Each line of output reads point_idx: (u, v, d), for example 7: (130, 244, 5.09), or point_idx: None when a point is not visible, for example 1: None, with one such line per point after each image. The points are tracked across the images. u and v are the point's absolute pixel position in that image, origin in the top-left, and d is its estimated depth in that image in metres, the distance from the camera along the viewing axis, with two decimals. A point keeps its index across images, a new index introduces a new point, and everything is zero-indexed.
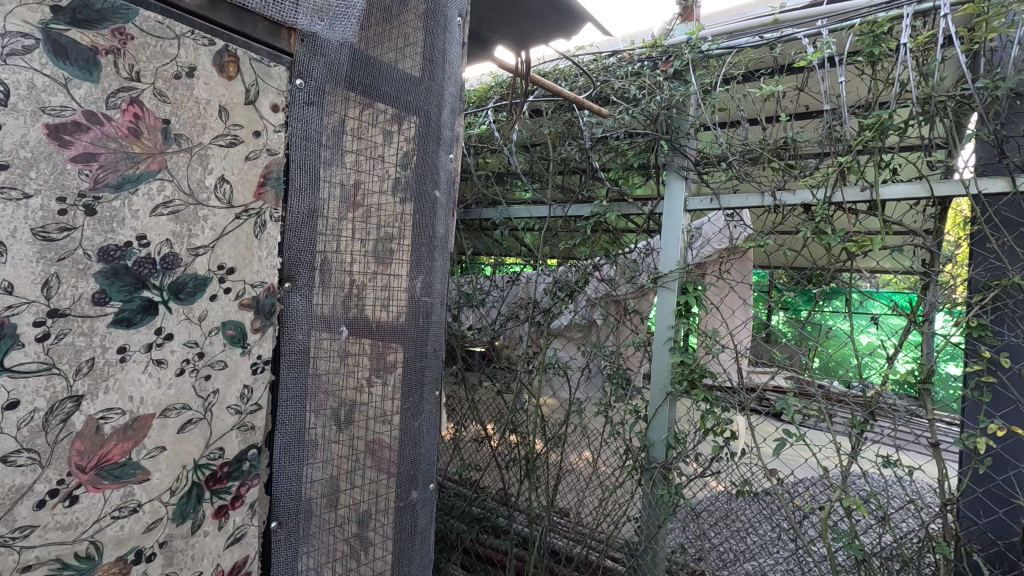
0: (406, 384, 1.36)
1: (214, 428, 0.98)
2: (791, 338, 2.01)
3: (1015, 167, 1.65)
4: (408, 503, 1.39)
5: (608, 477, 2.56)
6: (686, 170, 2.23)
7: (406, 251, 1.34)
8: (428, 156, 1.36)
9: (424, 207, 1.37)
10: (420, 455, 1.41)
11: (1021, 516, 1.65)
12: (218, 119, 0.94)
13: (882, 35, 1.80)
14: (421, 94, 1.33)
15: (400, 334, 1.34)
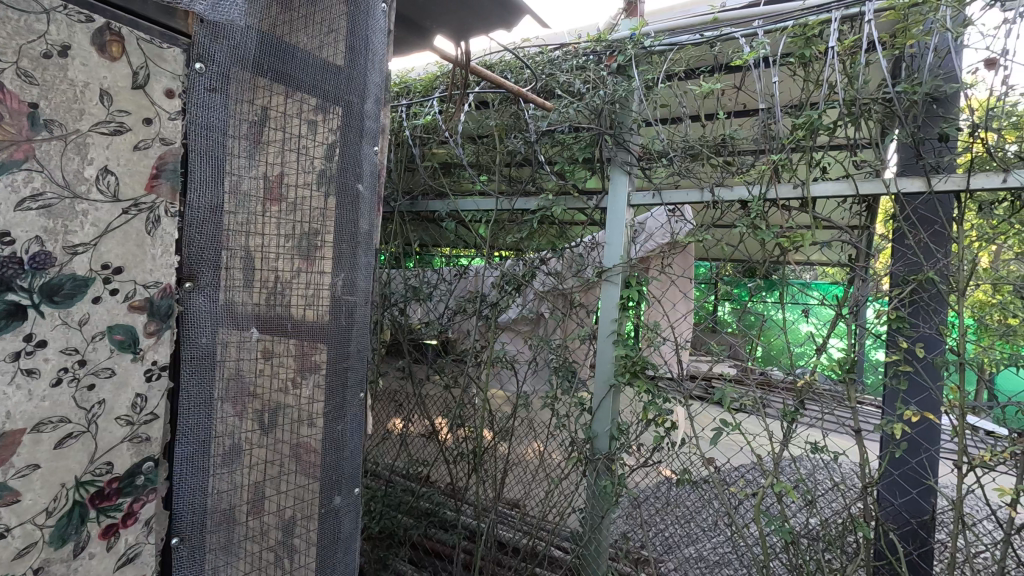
0: (330, 386, 1.31)
1: (100, 442, 0.92)
2: (733, 328, 2.11)
3: (931, 168, 1.74)
4: (330, 509, 1.34)
5: (554, 468, 2.58)
6: (629, 165, 2.25)
7: (327, 246, 1.29)
8: (350, 148, 1.30)
9: (345, 201, 1.30)
10: (344, 459, 1.35)
11: (932, 496, 1.76)
12: (100, 105, 0.88)
13: (813, 38, 1.87)
14: (342, 83, 1.27)
15: (323, 334, 1.29)
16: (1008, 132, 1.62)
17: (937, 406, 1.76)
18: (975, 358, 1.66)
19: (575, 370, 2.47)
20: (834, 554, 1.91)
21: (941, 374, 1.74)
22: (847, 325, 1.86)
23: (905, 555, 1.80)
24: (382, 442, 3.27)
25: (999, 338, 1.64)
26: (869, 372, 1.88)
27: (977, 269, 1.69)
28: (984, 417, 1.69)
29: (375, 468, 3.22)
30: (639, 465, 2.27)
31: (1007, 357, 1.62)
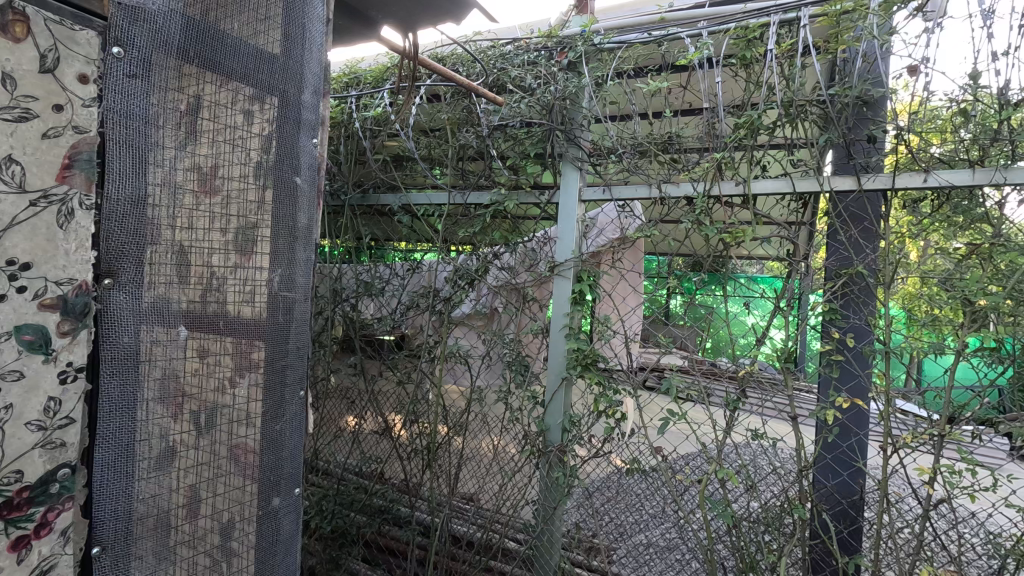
0: (267, 384, 1.27)
1: (8, 449, 0.86)
2: (687, 319, 2.11)
3: (860, 167, 1.84)
4: (270, 511, 1.30)
5: (508, 462, 2.59)
6: (580, 161, 2.29)
7: (264, 241, 1.25)
8: (287, 139, 1.27)
9: (283, 194, 1.27)
10: (283, 459, 1.32)
11: (861, 477, 1.87)
12: (2, 89, 0.82)
13: (753, 40, 1.94)
14: (278, 72, 1.24)
15: (260, 331, 1.25)
16: (933, 136, 1.73)
17: (866, 393, 1.85)
18: (903, 345, 1.77)
19: (529, 364, 2.49)
20: (773, 536, 1.99)
21: (869, 362, 1.83)
22: (784, 317, 1.93)
23: (836, 533, 1.90)
24: (334, 440, 3.20)
25: (924, 329, 1.74)
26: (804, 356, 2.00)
27: (904, 264, 1.79)
28: (910, 400, 1.80)
29: (328, 466, 3.16)
30: (590, 456, 2.31)
31: (930, 345, 1.72)
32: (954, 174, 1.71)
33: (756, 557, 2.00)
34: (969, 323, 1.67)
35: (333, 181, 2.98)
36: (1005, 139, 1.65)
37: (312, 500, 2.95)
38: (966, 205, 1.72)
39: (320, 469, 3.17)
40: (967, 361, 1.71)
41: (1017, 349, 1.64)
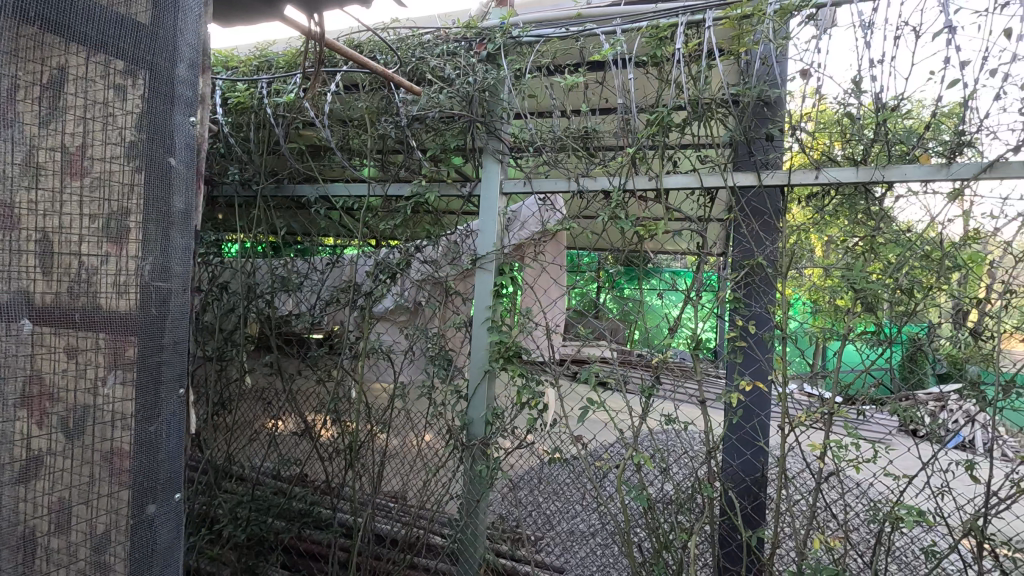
0: (138, 383, 1.18)
1: None
2: (617, 314, 2.14)
3: (760, 164, 1.96)
4: (144, 519, 1.21)
5: (431, 457, 2.55)
6: (501, 153, 2.30)
7: (133, 228, 1.16)
8: (157, 115, 1.19)
9: (155, 176, 1.19)
10: (159, 463, 1.23)
11: (762, 455, 2.00)
12: None
13: (664, 40, 2.05)
14: (144, 42, 1.16)
15: (130, 326, 1.16)
16: (836, 140, 1.86)
17: (766, 376, 1.98)
18: (806, 332, 1.88)
19: (451, 359, 2.48)
20: (685, 515, 2.08)
21: (769, 348, 1.96)
22: (706, 308, 2.01)
23: (741, 509, 2.01)
24: (250, 443, 3.05)
25: (831, 320, 1.85)
26: (706, 341, 2.07)
27: (811, 257, 1.89)
28: (818, 386, 1.88)
29: (242, 471, 2.99)
30: (513, 447, 2.32)
31: (832, 332, 1.84)
32: (840, 172, 1.85)
33: (669, 536, 2.08)
34: (858, 309, 1.80)
35: (244, 171, 2.83)
36: (881, 141, 1.81)
37: (225, 507, 2.80)
38: (863, 202, 1.86)
39: (233, 474, 2.99)
40: (853, 345, 1.83)
41: (896, 331, 1.79)
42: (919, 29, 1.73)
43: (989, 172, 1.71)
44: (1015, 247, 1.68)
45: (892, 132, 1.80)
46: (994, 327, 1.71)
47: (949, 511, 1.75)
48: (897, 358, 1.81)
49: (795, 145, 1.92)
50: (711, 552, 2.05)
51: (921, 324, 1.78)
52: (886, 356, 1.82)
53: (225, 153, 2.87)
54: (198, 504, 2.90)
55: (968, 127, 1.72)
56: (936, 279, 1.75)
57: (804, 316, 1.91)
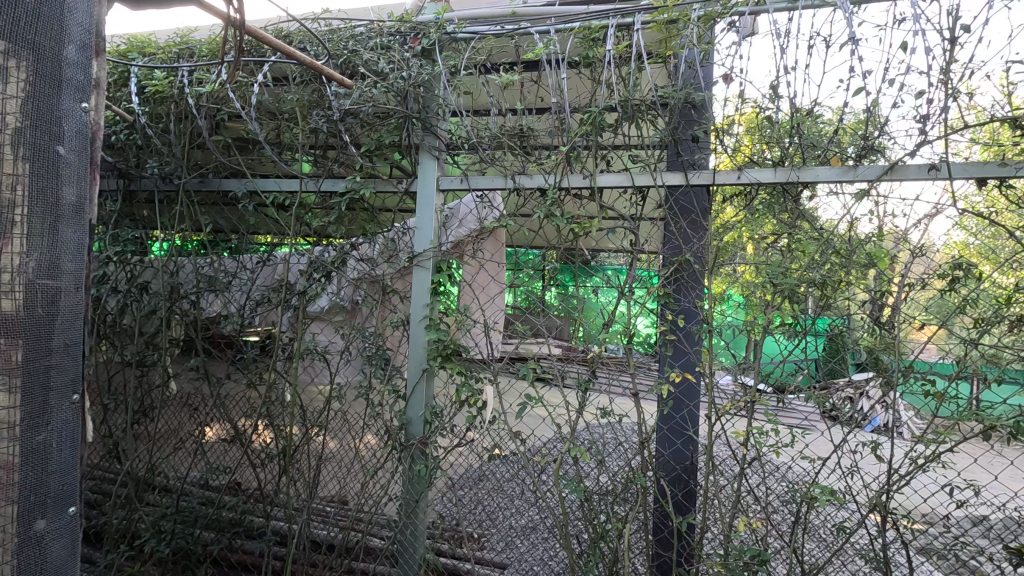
0: (24, 387, 1.15)
1: None
2: (558, 311, 2.19)
3: (688, 164, 2.03)
4: (32, 537, 1.18)
5: (369, 459, 2.50)
6: (437, 151, 2.29)
7: (17, 222, 1.13)
8: (42, 101, 1.16)
9: (41, 168, 1.16)
10: (49, 476, 1.20)
11: (691, 443, 2.08)
12: None
13: (596, 41, 2.10)
14: (28, 22, 1.14)
15: (14, 329, 1.13)
16: (764, 144, 1.95)
17: (694, 366, 2.07)
18: (740, 325, 1.96)
19: (389, 358, 2.43)
20: (620, 505, 2.13)
21: (696, 341, 2.06)
22: (642, 302, 2.07)
23: (672, 497, 2.08)
24: (175, 453, 2.88)
25: (762, 312, 1.93)
26: (637, 334, 2.07)
27: (742, 253, 1.98)
28: (752, 377, 1.97)
29: (166, 482, 2.83)
30: (452, 446, 2.31)
31: (761, 325, 1.93)
32: (760, 173, 1.95)
33: (605, 526, 2.13)
34: (774, 302, 1.90)
35: (165, 164, 2.68)
36: (799, 144, 1.91)
37: (149, 521, 2.65)
38: (791, 203, 1.95)
39: (156, 486, 2.82)
40: (770, 337, 1.95)
41: (810, 323, 1.90)
42: (829, 39, 1.84)
43: (890, 175, 1.84)
44: (921, 246, 1.82)
45: (806, 135, 1.91)
46: (904, 318, 1.85)
47: (857, 489, 1.89)
48: (820, 350, 1.91)
49: (727, 147, 1.98)
50: (645, 539, 2.11)
51: (838, 316, 1.90)
52: (806, 347, 1.92)
53: (142, 145, 2.70)
54: (117, 519, 2.72)
55: (871, 132, 1.85)
56: (846, 274, 1.87)
57: (737, 312, 1.98)
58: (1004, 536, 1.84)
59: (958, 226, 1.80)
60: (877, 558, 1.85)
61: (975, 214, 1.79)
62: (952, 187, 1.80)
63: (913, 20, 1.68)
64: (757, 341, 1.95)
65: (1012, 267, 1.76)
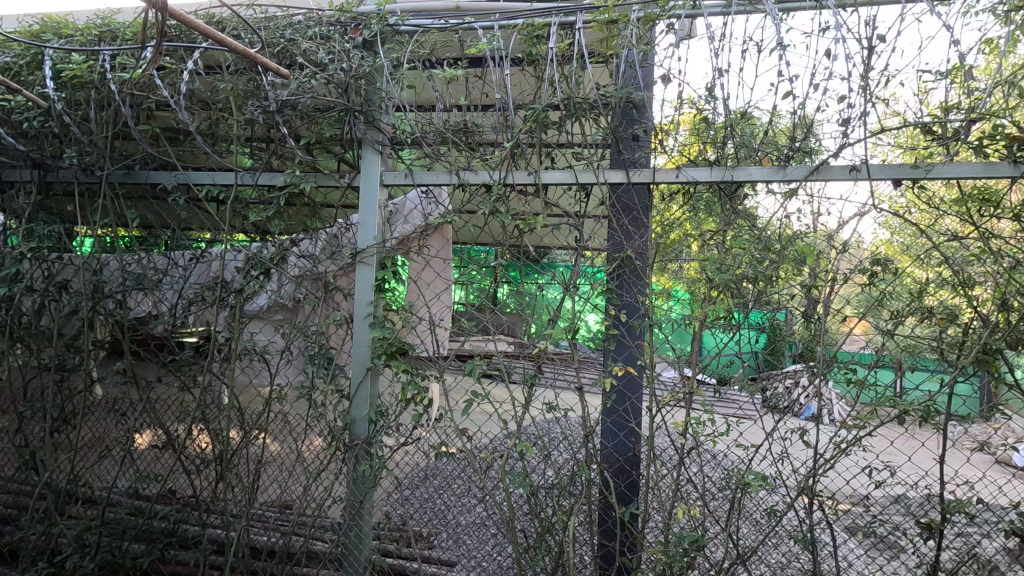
0: None
1: None
2: (512, 307, 2.17)
3: (629, 163, 2.08)
4: None
5: (312, 461, 2.43)
6: (380, 144, 2.24)
7: None
8: None
9: None
10: None
11: (634, 435, 2.13)
12: None
13: (538, 38, 2.11)
14: None
15: None
16: (708, 145, 2.01)
17: (635, 360, 2.11)
18: (682, 320, 2.02)
19: (333, 357, 2.37)
20: (565, 498, 2.16)
21: (638, 334, 2.10)
22: (588, 298, 2.10)
23: (616, 488, 2.13)
24: (100, 462, 2.71)
25: (706, 307, 1.99)
26: (580, 329, 2.10)
27: (686, 251, 2.02)
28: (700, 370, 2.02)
29: (91, 493, 2.65)
30: (398, 445, 2.27)
31: (710, 319, 1.99)
32: (697, 171, 2.02)
33: (551, 519, 2.16)
34: (711, 296, 1.98)
35: (86, 155, 2.51)
36: (734, 144, 1.99)
37: (71, 535, 2.49)
38: (733, 203, 2.03)
39: (79, 498, 2.63)
40: (709, 331, 2.01)
41: (742, 317, 1.98)
42: (761, 44, 1.91)
43: (817, 175, 1.94)
44: (852, 244, 1.92)
45: (739, 136, 1.98)
46: (834, 313, 1.94)
47: (787, 474, 1.99)
48: (761, 342, 1.99)
49: (674, 147, 2.05)
50: (589, 531, 2.15)
51: (778, 311, 1.99)
52: (745, 340, 1.99)
53: (60, 134, 2.52)
54: (34, 536, 2.53)
55: (799, 134, 1.94)
56: (776, 270, 1.96)
57: (683, 306, 2.04)
58: (917, 512, 1.98)
59: (884, 225, 1.92)
60: (805, 538, 1.95)
61: (898, 215, 1.92)
62: (874, 187, 1.92)
63: (836, 28, 1.78)
64: (697, 334, 2.00)
65: (929, 263, 1.89)
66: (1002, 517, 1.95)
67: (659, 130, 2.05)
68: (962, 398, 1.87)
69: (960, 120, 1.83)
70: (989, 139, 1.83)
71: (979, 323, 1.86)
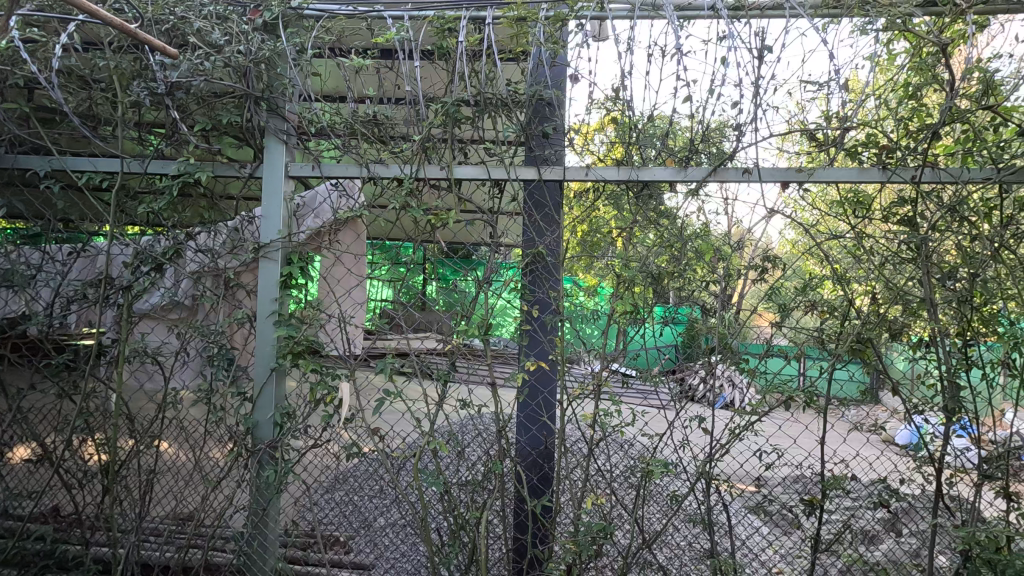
0: None
1: None
2: (439, 304, 2.12)
3: (541, 161, 2.10)
4: None
5: (212, 468, 2.29)
6: (285, 134, 2.14)
7: None
8: None
9: None
10: None
11: (545, 429, 2.16)
12: None
13: (448, 32, 2.10)
14: None
15: None
16: (632, 147, 2.07)
17: (547, 355, 2.13)
18: (607, 314, 2.07)
19: (234, 358, 2.24)
20: (478, 494, 2.16)
21: (549, 330, 2.11)
22: (505, 295, 2.10)
23: (528, 481, 2.16)
24: None
25: (618, 301, 2.06)
26: (496, 325, 2.10)
27: (614, 250, 2.07)
28: (623, 363, 2.07)
29: None
30: (306, 448, 2.18)
31: (632, 317, 2.06)
32: (605, 171, 2.07)
33: (465, 516, 2.15)
34: (618, 290, 2.05)
35: None
36: (640, 145, 2.06)
37: None
38: (641, 201, 2.10)
39: None
40: (636, 330, 2.08)
41: (662, 312, 2.06)
42: (666, 49, 1.99)
43: (714, 176, 2.05)
44: (761, 243, 2.04)
45: (647, 138, 2.06)
46: (749, 307, 2.05)
47: (687, 460, 2.09)
48: (681, 335, 2.09)
49: (600, 147, 2.10)
50: (503, 526, 2.16)
51: (694, 308, 2.08)
52: (647, 334, 2.09)
53: None
54: None
55: (698, 138, 2.04)
56: (677, 266, 2.05)
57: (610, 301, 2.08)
58: (801, 489, 2.15)
59: (790, 226, 2.05)
60: (703, 520, 2.06)
61: (803, 217, 2.07)
62: (782, 191, 2.06)
63: (730, 38, 1.88)
64: (623, 329, 2.06)
65: (821, 260, 2.03)
66: (872, 491, 2.15)
67: (574, 130, 2.09)
68: (840, 383, 2.05)
69: (838, 128, 1.99)
70: (863, 147, 2.00)
71: (855, 315, 2.03)
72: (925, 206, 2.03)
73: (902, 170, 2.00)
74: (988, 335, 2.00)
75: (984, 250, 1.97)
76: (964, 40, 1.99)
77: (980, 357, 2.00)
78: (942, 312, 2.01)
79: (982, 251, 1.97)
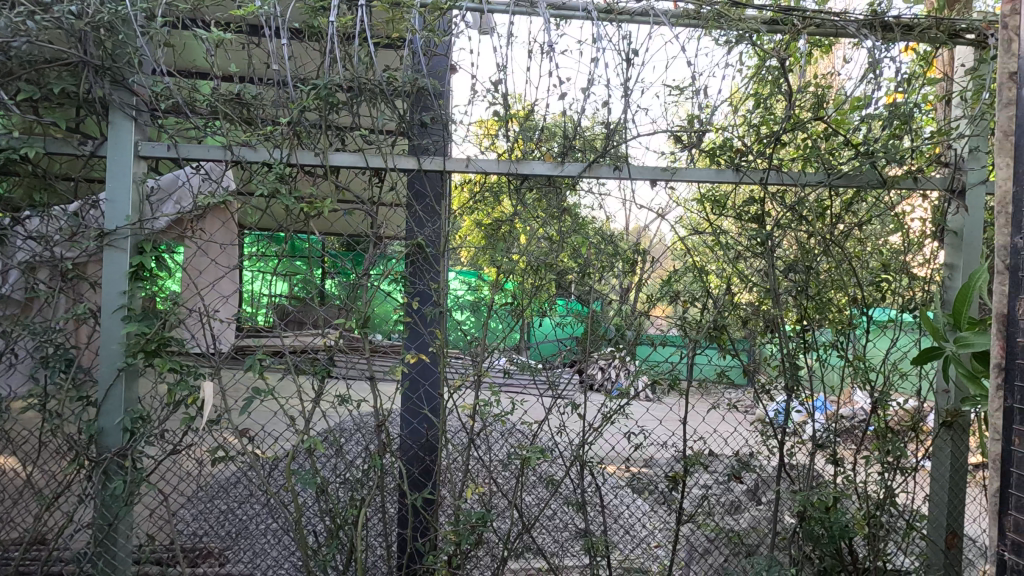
0: None
1: None
2: (327, 300, 2.02)
3: (421, 150, 2.07)
4: None
5: (48, 483, 2.03)
6: (133, 109, 1.94)
7: None
8: None
9: None
10: None
11: (427, 421, 2.14)
12: None
13: (319, 11, 2.00)
14: None
15: None
16: (532, 143, 2.11)
17: (427, 347, 2.11)
18: (511, 310, 2.11)
19: (73, 358, 1.99)
20: (357, 492, 2.09)
21: (430, 322, 2.10)
22: (383, 287, 2.05)
23: (410, 475, 2.13)
24: None
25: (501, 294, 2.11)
26: (375, 318, 2.04)
27: (518, 244, 2.09)
28: (526, 354, 2.11)
29: None
30: (162, 454, 1.99)
31: (537, 308, 2.12)
32: (485, 163, 2.09)
33: (343, 516, 2.08)
34: (501, 282, 2.09)
35: None
36: (523, 137, 2.09)
37: None
38: (519, 193, 2.12)
39: None
40: (542, 322, 2.13)
41: (564, 305, 2.14)
42: (545, 45, 2.03)
43: (588, 172, 2.12)
44: (657, 239, 2.17)
45: (527, 130, 2.09)
46: (641, 296, 2.17)
47: (564, 446, 2.16)
48: (562, 327, 2.15)
49: (504, 142, 2.11)
50: (383, 523, 2.11)
51: (595, 300, 2.14)
52: (536, 328, 2.14)
53: None
54: None
55: (570, 133, 2.11)
56: (556, 258, 2.10)
57: (512, 295, 2.11)
58: (668, 467, 2.31)
59: (681, 224, 2.21)
60: (579, 501, 2.15)
61: (691, 215, 2.24)
62: (672, 192, 2.22)
63: (600, 39, 1.96)
64: (528, 321, 2.11)
65: (706, 256, 2.22)
66: (729, 464, 2.36)
67: (457, 122, 2.08)
68: (701, 366, 2.23)
69: (698, 131, 2.15)
70: (719, 150, 2.18)
71: (712, 304, 2.21)
72: (772, 205, 2.24)
73: (753, 172, 2.20)
74: (822, 321, 2.26)
75: (818, 246, 2.23)
76: (800, 58, 2.23)
77: (817, 340, 2.26)
78: (786, 301, 2.26)
79: (816, 247, 2.23)
